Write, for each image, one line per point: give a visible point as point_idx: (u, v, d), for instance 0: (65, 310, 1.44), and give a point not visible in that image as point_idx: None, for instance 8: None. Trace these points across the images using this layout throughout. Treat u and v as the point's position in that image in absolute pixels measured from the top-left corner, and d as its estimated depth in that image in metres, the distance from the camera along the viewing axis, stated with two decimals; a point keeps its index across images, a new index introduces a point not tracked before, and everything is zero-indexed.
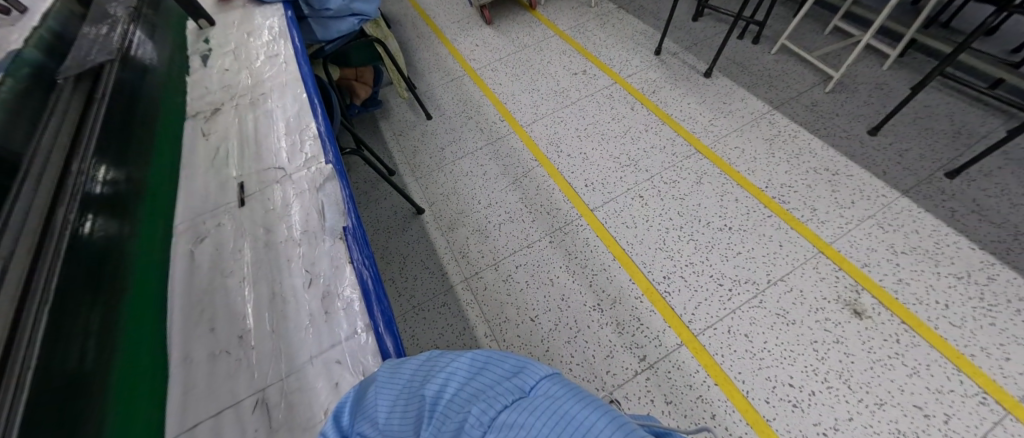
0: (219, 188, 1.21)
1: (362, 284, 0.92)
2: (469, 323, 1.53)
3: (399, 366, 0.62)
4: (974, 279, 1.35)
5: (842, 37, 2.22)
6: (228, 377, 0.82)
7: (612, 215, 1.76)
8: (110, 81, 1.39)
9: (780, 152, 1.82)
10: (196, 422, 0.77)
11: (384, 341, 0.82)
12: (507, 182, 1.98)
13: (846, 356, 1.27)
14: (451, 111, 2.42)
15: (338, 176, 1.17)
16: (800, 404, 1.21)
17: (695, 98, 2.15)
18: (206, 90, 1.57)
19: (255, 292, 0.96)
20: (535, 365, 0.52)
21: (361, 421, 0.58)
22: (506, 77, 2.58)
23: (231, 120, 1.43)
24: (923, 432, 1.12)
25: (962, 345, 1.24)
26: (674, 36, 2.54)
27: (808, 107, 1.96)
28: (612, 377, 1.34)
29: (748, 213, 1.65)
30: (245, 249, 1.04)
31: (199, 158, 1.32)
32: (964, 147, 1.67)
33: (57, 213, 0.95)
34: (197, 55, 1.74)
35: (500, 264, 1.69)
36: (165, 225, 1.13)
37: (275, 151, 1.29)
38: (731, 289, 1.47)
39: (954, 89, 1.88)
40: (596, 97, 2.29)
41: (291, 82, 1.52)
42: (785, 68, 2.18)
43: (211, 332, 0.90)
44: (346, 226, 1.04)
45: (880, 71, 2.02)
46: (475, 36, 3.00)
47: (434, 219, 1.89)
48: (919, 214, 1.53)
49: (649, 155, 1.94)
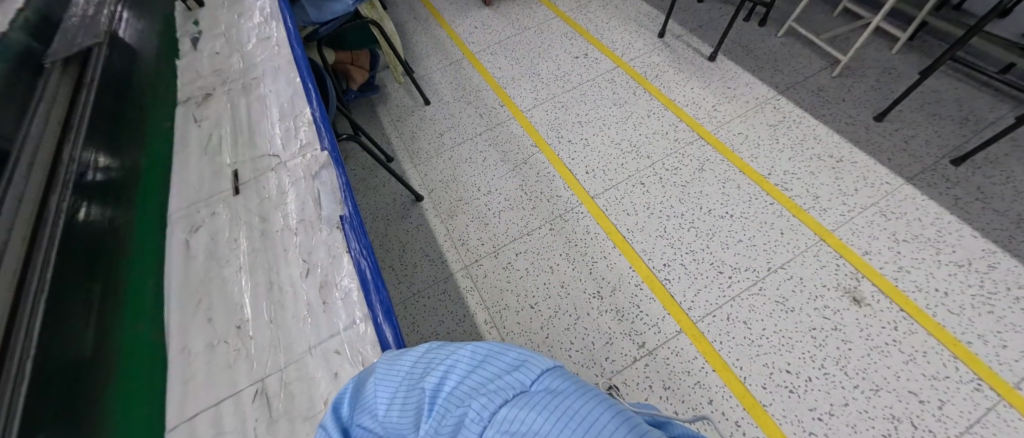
0: (212, 175, 1.19)
1: (361, 275, 0.91)
2: (469, 310, 1.53)
3: (399, 358, 0.61)
4: (974, 268, 1.35)
5: (850, 19, 2.17)
6: (228, 367, 0.82)
7: (613, 202, 1.74)
8: (98, 67, 1.38)
9: (784, 137, 1.80)
10: (196, 411, 0.76)
11: (384, 332, 0.82)
12: (507, 169, 1.96)
13: (843, 343, 1.27)
14: (450, 96, 2.38)
15: (335, 163, 1.15)
16: (796, 389, 1.21)
17: (698, 83, 2.11)
18: (197, 74, 1.52)
19: (252, 282, 0.95)
20: (536, 358, 0.50)
21: (361, 413, 0.57)
22: (506, 60, 2.53)
23: (223, 105, 1.39)
24: (917, 417, 1.13)
25: (959, 333, 1.24)
26: (678, 18, 2.48)
27: (814, 92, 1.93)
28: (611, 363, 1.35)
29: (749, 200, 1.64)
30: (241, 239, 1.03)
31: (191, 144, 1.29)
32: (971, 134, 1.64)
33: (50, 201, 0.98)
34: (186, 38, 1.69)
35: (500, 251, 1.68)
36: (160, 215, 1.10)
37: (270, 138, 1.26)
38: (731, 277, 1.46)
39: (963, 74, 1.84)
40: (598, 81, 2.25)
41: (285, 66, 1.48)
42: (791, 51, 2.13)
43: (209, 321, 0.89)
44: (343, 215, 1.02)
45: (888, 55, 1.98)
46: (474, 18, 2.93)
47: (433, 207, 1.87)
48: (923, 201, 1.51)
49: (651, 141, 1.91)
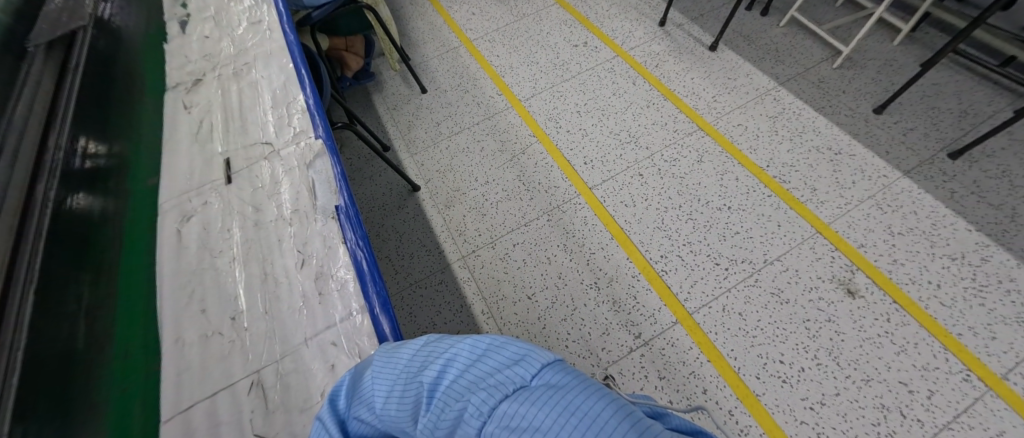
0: (203, 164, 1.16)
1: (356, 266, 0.90)
2: (466, 301, 1.53)
3: (397, 349, 0.59)
4: (967, 261, 1.36)
5: (852, 10, 2.15)
6: (221, 359, 0.81)
7: (611, 193, 1.73)
8: (83, 53, 1.34)
9: (784, 129, 1.79)
10: (191, 404, 0.76)
11: (380, 324, 0.82)
12: (504, 159, 1.93)
13: (836, 334, 1.28)
14: (448, 84, 2.34)
15: (328, 152, 1.13)
16: (789, 380, 1.23)
17: (698, 73, 2.08)
18: (186, 59, 1.48)
19: (246, 273, 0.93)
20: (536, 353, 0.49)
21: (359, 406, 0.57)
22: (504, 48, 2.48)
23: (213, 91, 1.36)
24: (906, 407, 1.14)
25: (950, 325, 1.25)
26: (680, 6, 2.44)
27: (815, 84, 1.91)
28: (607, 354, 1.35)
29: (747, 192, 1.63)
30: (234, 229, 1.01)
31: (181, 132, 1.25)
32: (969, 127, 1.64)
33: (37, 190, 0.96)
34: (174, 21, 1.64)
35: (497, 242, 1.67)
36: (150, 205, 1.08)
37: (262, 126, 1.24)
38: (727, 269, 1.47)
39: (963, 67, 1.84)
40: (598, 70, 2.21)
41: (277, 51, 1.45)
42: (793, 42, 2.11)
43: (201, 313, 0.88)
44: (338, 206, 1.01)
45: (889, 47, 1.96)
46: (471, 4, 2.87)
47: (430, 197, 1.85)
48: (919, 195, 1.52)
49: (650, 131, 1.90)
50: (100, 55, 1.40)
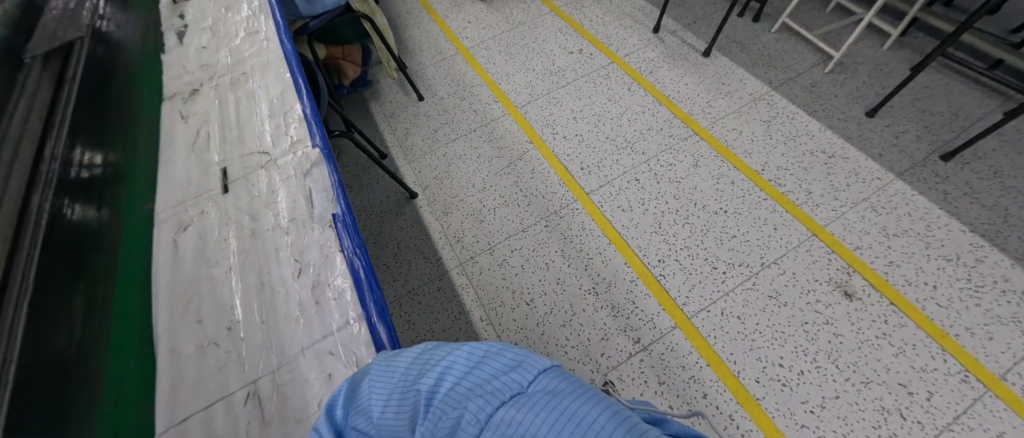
0: (200, 174, 1.16)
1: (354, 274, 0.90)
2: (465, 308, 1.52)
3: (394, 359, 0.59)
4: (962, 261, 1.37)
5: (843, 16, 2.18)
6: (218, 370, 0.80)
7: (608, 198, 1.74)
8: (81, 63, 1.36)
9: (778, 133, 1.81)
10: (186, 415, 0.75)
11: (378, 332, 0.81)
12: (501, 166, 1.94)
13: (835, 337, 1.29)
14: (444, 91, 2.36)
15: (326, 161, 1.13)
16: (789, 383, 1.22)
17: (693, 79, 2.10)
18: (183, 69, 1.48)
19: (243, 283, 0.93)
20: (534, 358, 0.49)
21: (356, 415, 0.56)
22: (500, 56, 2.50)
23: (210, 101, 1.36)
24: (905, 409, 1.14)
25: (947, 325, 1.26)
26: (673, 13, 2.47)
27: (808, 88, 1.93)
28: (606, 359, 1.35)
29: (743, 196, 1.64)
30: (231, 239, 1.01)
31: (177, 141, 1.25)
32: (960, 129, 1.66)
33: (31, 200, 0.97)
34: (172, 32, 1.63)
35: (494, 248, 1.67)
36: (147, 213, 1.07)
37: (259, 135, 1.24)
38: (725, 272, 1.47)
39: (953, 70, 1.87)
40: (593, 77, 2.23)
41: (274, 60, 1.46)
42: (785, 47, 2.13)
43: (199, 323, 0.87)
44: (336, 214, 1.01)
45: (880, 52, 1.99)
46: (467, 13, 2.90)
47: (428, 204, 1.85)
48: (913, 197, 1.53)
49: (646, 136, 1.91)
50: (96, 66, 1.41)
